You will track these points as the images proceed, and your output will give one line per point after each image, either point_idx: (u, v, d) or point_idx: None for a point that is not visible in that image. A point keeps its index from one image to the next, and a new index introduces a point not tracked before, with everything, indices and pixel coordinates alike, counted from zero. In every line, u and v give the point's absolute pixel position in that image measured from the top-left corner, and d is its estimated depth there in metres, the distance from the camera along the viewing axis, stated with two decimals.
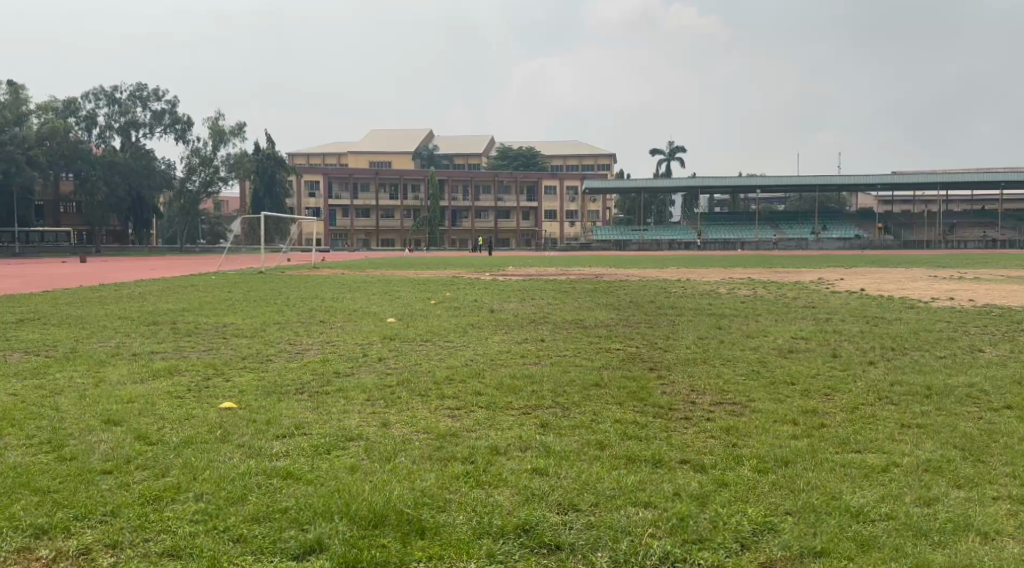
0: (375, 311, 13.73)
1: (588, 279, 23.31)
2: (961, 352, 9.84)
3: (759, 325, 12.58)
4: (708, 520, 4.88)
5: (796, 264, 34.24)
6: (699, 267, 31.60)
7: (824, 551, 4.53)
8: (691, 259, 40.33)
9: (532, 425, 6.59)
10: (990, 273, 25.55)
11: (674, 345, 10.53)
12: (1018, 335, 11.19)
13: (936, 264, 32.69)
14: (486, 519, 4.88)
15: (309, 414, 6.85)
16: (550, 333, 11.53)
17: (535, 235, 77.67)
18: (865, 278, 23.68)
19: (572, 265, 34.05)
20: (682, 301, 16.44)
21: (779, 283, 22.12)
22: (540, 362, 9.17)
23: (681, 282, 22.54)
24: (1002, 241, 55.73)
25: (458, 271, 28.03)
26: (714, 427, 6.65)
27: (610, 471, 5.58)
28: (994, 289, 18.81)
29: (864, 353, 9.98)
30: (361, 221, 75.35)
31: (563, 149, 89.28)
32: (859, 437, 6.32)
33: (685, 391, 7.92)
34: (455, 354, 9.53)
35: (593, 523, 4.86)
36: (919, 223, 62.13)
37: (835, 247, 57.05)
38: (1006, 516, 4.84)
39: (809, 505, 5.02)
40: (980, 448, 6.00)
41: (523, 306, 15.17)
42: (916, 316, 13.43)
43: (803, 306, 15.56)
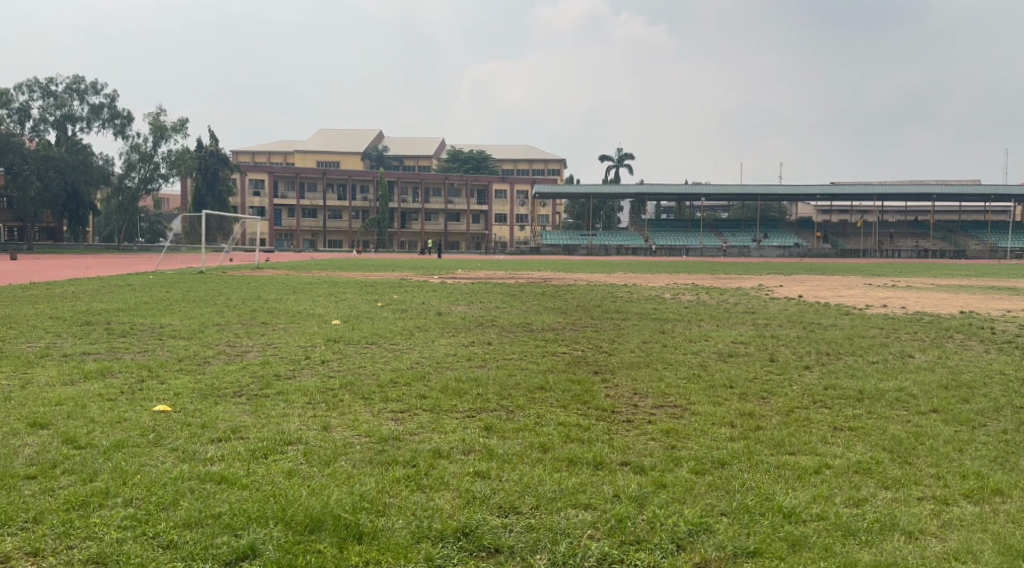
0: (320, 313, 13.54)
1: (537, 282, 23.41)
2: (892, 358, 10.15)
3: (700, 329, 12.83)
4: (645, 520, 4.94)
5: (738, 271, 34.96)
6: (646, 272, 32.00)
7: (756, 551, 4.63)
8: (637, 265, 40.77)
9: (475, 428, 6.59)
10: (923, 281, 26.47)
11: (619, 349, 10.63)
12: (945, 341, 11.63)
13: (872, 272, 33.76)
14: (425, 523, 4.85)
15: (246, 417, 6.70)
16: (495, 335, 11.56)
17: (485, 238, 77.60)
18: (804, 284, 24.32)
19: (520, 267, 34.17)
20: (627, 305, 16.64)
21: (721, 288, 22.58)
22: (485, 365, 9.16)
23: (627, 286, 22.80)
24: (934, 251, 57.72)
25: (406, 273, 27.96)
26: (655, 429, 6.76)
27: (551, 473, 5.60)
28: (925, 297, 19.51)
29: (801, 358, 10.21)
30: (308, 221, 74.42)
31: (512, 152, 89.52)
32: (793, 439, 6.48)
33: (627, 393, 8.02)
34: (400, 356, 9.49)
35: (531, 526, 4.87)
36: (854, 233, 63.95)
37: (776, 254, 58.40)
38: (930, 515, 5.02)
39: (743, 506, 5.13)
40: (907, 450, 6.22)
41: (470, 308, 15.14)
42: (850, 322, 13.87)
43: (744, 311, 15.88)
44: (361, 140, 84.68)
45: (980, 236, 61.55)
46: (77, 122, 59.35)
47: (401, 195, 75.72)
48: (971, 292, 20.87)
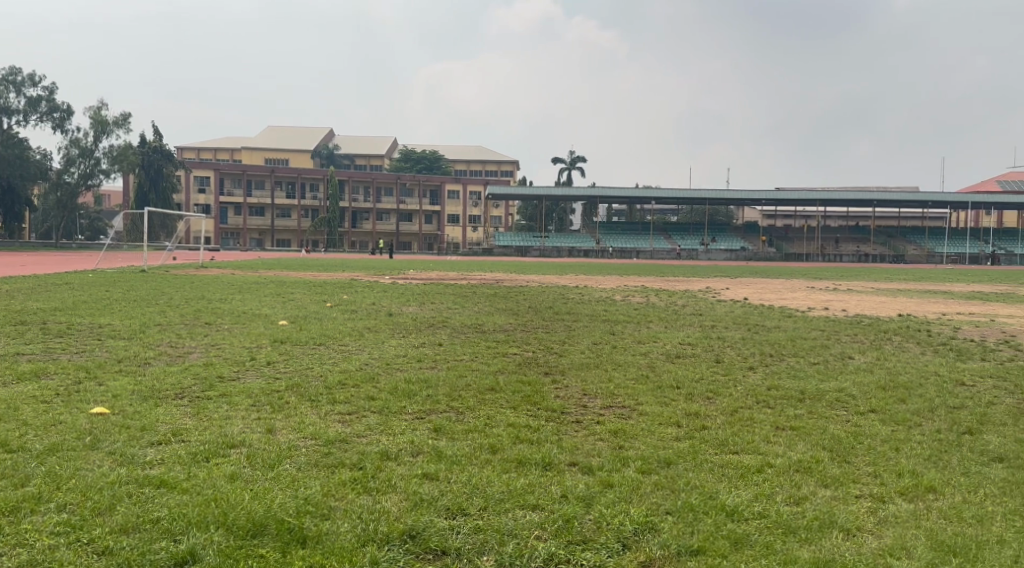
0: (267, 313, 13.34)
1: (489, 284, 23.44)
2: (833, 359, 10.44)
3: (650, 331, 12.98)
4: (592, 520, 4.98)
5: (686, 273, 35.53)
6: (597, 273, 32.31)
7: (699, 549, 4.70)
8: (588, 267, 41.05)
9: (424, 429, 6.55)
10: (863, 285, 27.24)
11: (569, 350, 10.71)
12: (884, 343, 12.00)
13: (817, 276, 34.59)
14: (371, 526, 4.80)
15: (188, 420, 6.55)
16: (447, 336, 11.54)
17: (438, 238, 77.30)
18: (750, 287, 24.80)
19: (471, 269, 34.15)
20: (579, 306, 16.78)
21: (671, 291, 22.94)
22: (435, 366, 9.14)
23: (578, 288, 22.96)
24: (874, 256, 59.40)
25: (356, 273, 27.80)
26: (604, 429, 6.81)
27: (500, 475, 5.60)
28: (866, 300, 20.11)
29: (745, 358, 10.42)
30: (255, 220, 73.16)
31: (465, 153, 89.39)
32: (737, 439, 6.59)
33: (577, 394, 8.07)
34: (349, 357, 9.41)
35: (479, 527, 4.86)
36: (798, 237, 65.55)
37: (723, 257, 59.46)
38: (867, 513, 5.15)
39: (687, 505, 5.21)
40: (846, 449, 6.36)
41: (421, 309, 15.09)
42: (793, 324, 14.19)
43: (692, 313, 16.16)
44: (311, 138, 83.59)
45: (917, 241, 63.56)
46: (13, 115, 57.43)
47: (351, 194, 74.92)
48: (909, 296, 21.57)
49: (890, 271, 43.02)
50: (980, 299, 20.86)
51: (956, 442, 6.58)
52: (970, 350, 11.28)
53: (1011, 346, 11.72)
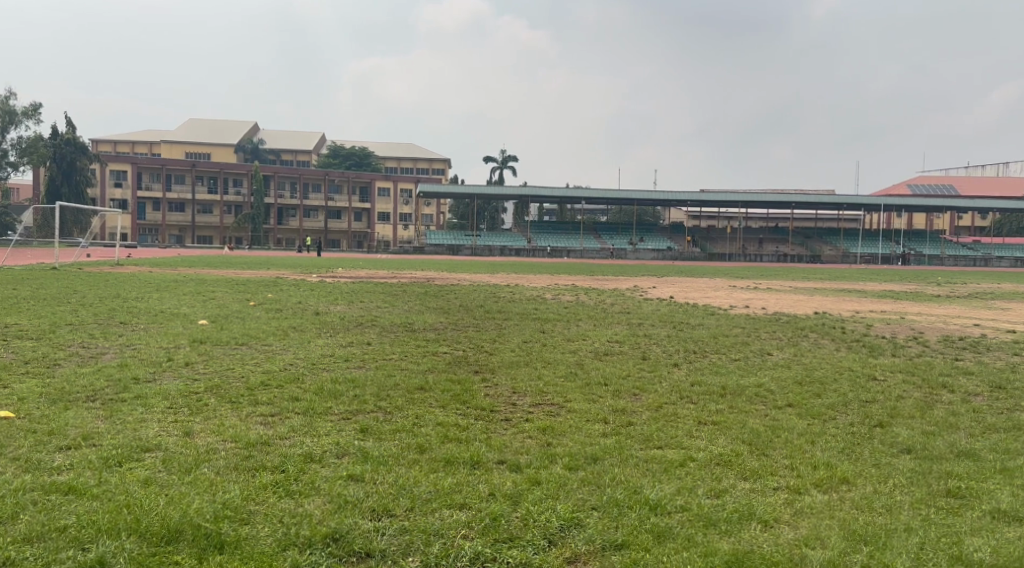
0: (186, 312, 12.89)
1: (420, 283, 23.09)
2: (753, 355, 10.74)
3: (579, 329, 13.07)
4: (519, 518, 4.98)
5: (615, 272, 35.93)
6: (528, 273, 32.39)
7: (624, 544, 4.75)
8: (516, 266, 41.03)
9: (350, 430, 6.43)
10: (784, 284, 27.92)
11: (499, 349, 10.69)
12: (801, 340, 12.38)
13: (741, 275, 35.47)
14: (292, 529, 4.70)
15: (99, 424, 6.27)
16: (376, 336, 11.38)
17: (367, 236, 76.27)
18: (676, 287, 25.16)
19: (400, 267, 33.73)
20: (510, 305, 16.79)
21: (600, 290, 23.16)
22: (363, 366, 9.00)
23: (510, 287, 22.95)
24: (793, 256, 61.38)
25: (281, 272, 27.06)
26: (532, 427, 6.82)
27: (428, 475, 5.55)
28: (787, 299, 20.64)
29: (670, 355, 10.62)
30: (175, 215, 70.83)
31: (394, 149, 88.48)
32: (662, 434, 6.72)
33: (506, 392, 8.08)
34: (272, 357, 9.19)
35: (405, 527, 4.81)
36: (722, 237, 67.23)
37: (650, 257, 60.48)
38: (784, 504, 5.32)
39: (613, 500, 5.27)
40: (764, 443, 6.56)
41: (349, 308, 14.87)
42: (716, 322, 14.50)
43: (620, 311, 16.37)
44: (235, 132, 81.31)
45: (833, 241, 65.99)
46: None
47: (277, 190, 73.26)
48: (825, 295, 22.33)
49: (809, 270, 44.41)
50: (893, 298, 21.64)
51: (868, 435, 6.85)
52: (881, 346, 11.75)
53: (919, 342, 12.27)
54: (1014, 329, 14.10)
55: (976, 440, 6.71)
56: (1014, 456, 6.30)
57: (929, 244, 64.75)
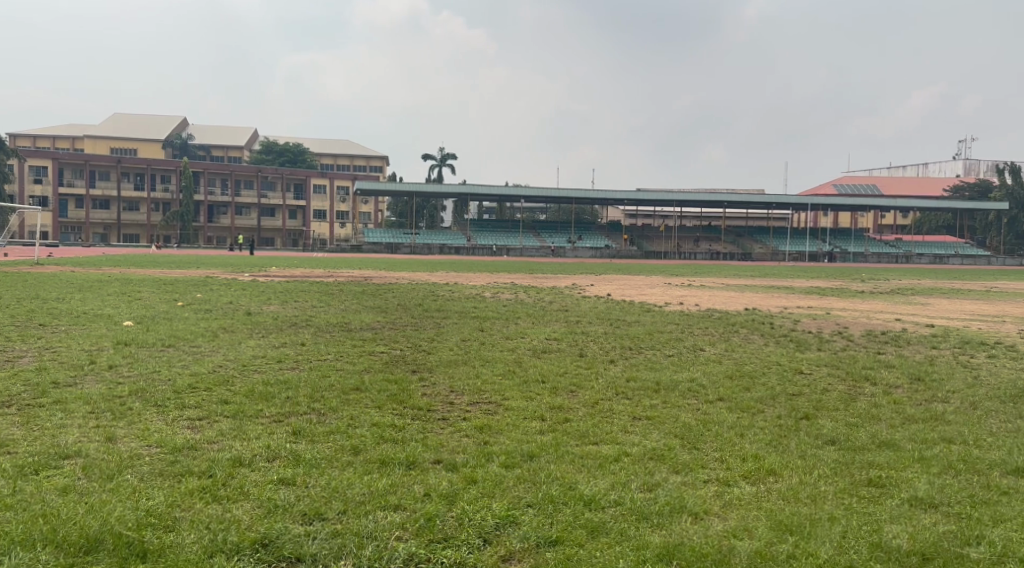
0: (111, 313, 12.44)
1: (356, 282, 22.78)
2: (686, 351, 10.99)
3: (518, 327, 13.10)
4: (454, 519, 4.96)
5: (554, 270, 36.16)
6: (468, 271, 32.27)
7: (558, 540, 4.79)
8: (454, 264, 40.85)
9: (282, 433, 6.31)
10: (716, 281, 28.47)
11: (438, 347, 10.65)
12: (732, 336, 12.68)
13: (677, 273, 36.06)
14: (219, 536, 4.59)
15: (15, 431, 6.01)
16: (310, 336, 11.18)
17: (302, 234, 74.98)
18: (613, 284, 25.38)
19: (336, 265, 33.16)
20: (447, 304, 16.67)
21: (539, 287, 23.26)
22: (297, 367, 8.85)
23: (449, 285, 22.85)
24: (726, 253, 62.76)
25: (212, 271, 26.41)
26: (469, 426, 6.80)
27: (362, 476, 5.49)
28: (720, 296, 21.12)
29: (607, 352, 10.74)
30: (99, 213, 68.35)
31: (330, 146, 87.16)
32: (597, 430, 6.78)
33: (444, 391, 8.05)
34: (200, 359, 8.94)
35: (337, 531, 4.74)
36: (657, 235, 68.30)
37: (588, 255, 61.01)
38: (714, 496, 5.43)
39: (548, 496, 5.30)
40: (696, 437, 6.69)
41: (283, 308, 14.55)
42: (652, 319, 14.71)
43: (557, 309, 16.51)
44: (163, 127, 78.95)
45: (763, 239, 67.75)
46: None
47: (207, 187, 71.37)
48: (757, 291, 22.92)
49: (741, 268, 45.33)
50: (820, 294, 22.28)
51: (794, 427, 7.06)
52: (807, 341, 12.11)
53: (844, 336, 12.69)
54: (932, 323, 14.71)
55: (896, 431, 6.97)
56: (931, 444, 6.58)
57: (854, 242, 66.99)
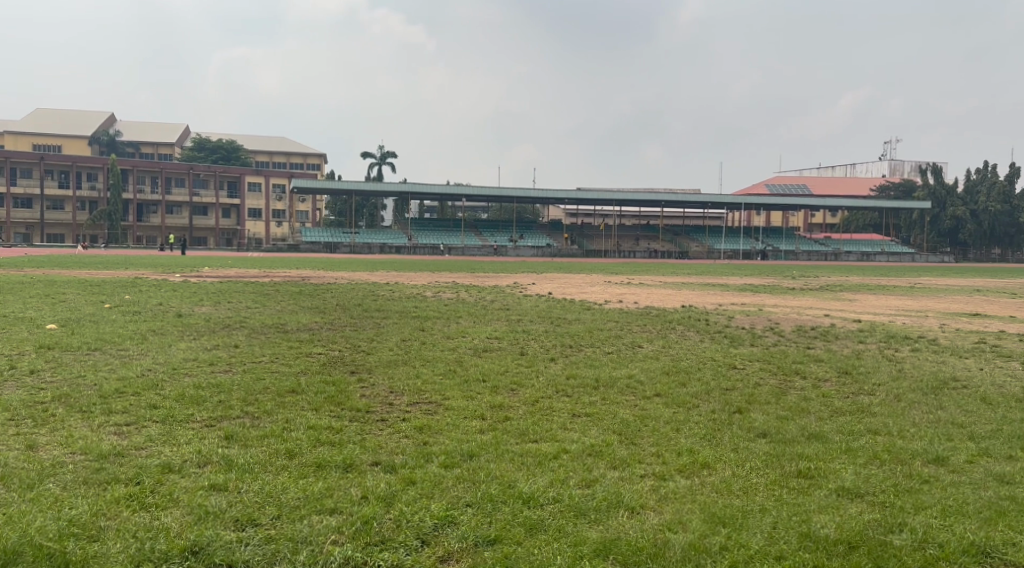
0: (32, 317, 11.94)
1: (293, 282, 22.40)
2: (625, 347, 11.14)
3: (459, 326, 13.07)
4: (391, 520, 4.91)
5: (495, 269, 36.27)
6: (408, 270, 32.10)
7: (496, 538, 4.79)
8: (394, 263, 40.44)
9: (213, 437, 6.16)
10: (653, 279, 28.91)
11: (377, 347, 10.55)
12: (669, 332, 12.89)
13: (617, 271, 36.56)
14: (146, 545, 4.46)
15: None
16: (245, 337, 10.94)
17: (237, 233, 73.35)
18: (554, 283, 25.52)
19: (272, 266, 32.51)
20: (387, 303, 16.53)
21: (480, 286, 23.26)
22: (230, 370, 8.64)
23: (389, 284, 22.71)
24: (664, 252, 63.74)
25: (141, 271, 25.74)
26: (409, 427, 6.75)
27: (297, 480, 5.39)
28: (657, 294, 21.53)
29: (547, 350, 10.81)
30: (21, 212, 65.59)
31: (266, 143, 85.48)
32: (536, 428, 6.81)
33: (383, 392, 7.96)
34: (128, 363, 8.65)
35: (271, 537, 4.65)
36: (597, 234, 68.92)
37: (530, 254, 61.17)
38: (650, 491, 5.51)
39: (487, 495, 5.29)
40: (633, 432, 6.77)
41: (217, 309, 14.23)
42: (591, 317, 14.85)
43: (498, 308, 16.55)
44: (89, 122, 76.23)
45: (700, 237, 69.03)
46: None
47: (136, 185, 69.23)
48: (693, 289, 23.30)
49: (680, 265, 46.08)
50: (754, 291, 22.81)
51: (728, 421, 7.22)
52: (741, 336, 12.39)
53: (775, 332, 13.04)
54: (859, 319, 15.21)
55: (824, 423, 7.20)
56: (857, 436, 6.81)
57: (786, 240, 68.84)
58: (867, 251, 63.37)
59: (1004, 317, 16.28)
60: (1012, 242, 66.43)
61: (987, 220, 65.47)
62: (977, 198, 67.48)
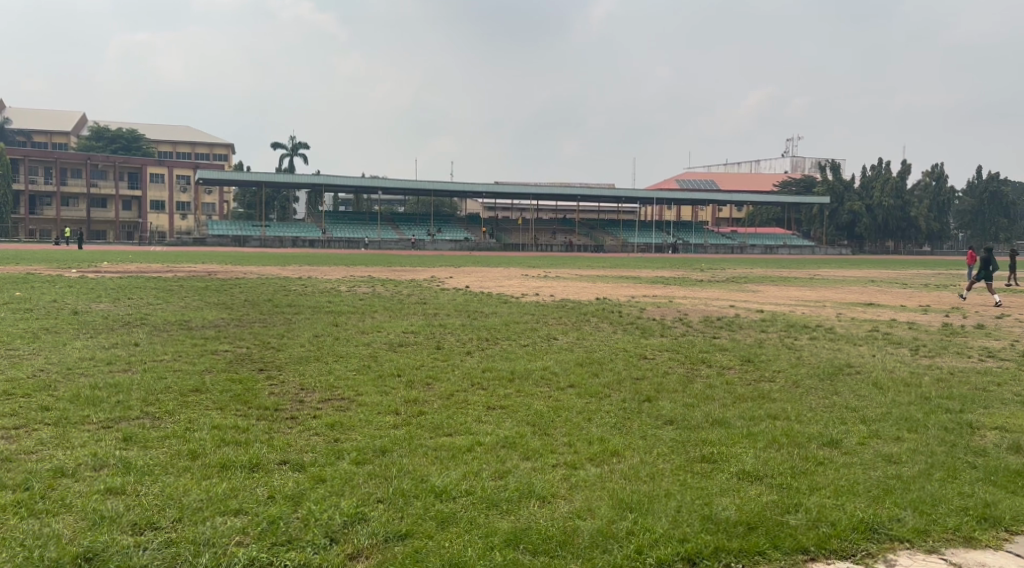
0: None
1: (198, 277, 21.59)
2: (539, 340, 11.24)
3: (373, 321, 12.89)
4: (299, 519, 4.83)
5: (410, 263, 35.97)
6: (320, 265, 31.47)
7: (407, 533, 4.77)
8: (302, 257, 39.49)
9: (110, 440, 5.90)
10: (569, 272, 29.18)
11: (287, 344, 10.30)
12: (583, 324, 13.13)
13: (531, 264, 36.82)
14: (34, 554, 4.28)
15: None
16: (145, 336, 10.49)
17: (138, 227, 70.28)
18: (471, 276, 25.38)
19: (177, 260, 31.30)
20: (298, 298, 16.16)
21: (395, 280, 23.03)
22: (130, 369, 8.29)
23: (301, 279, 22.20)
24: (581, 246, 64.47)
25: (31, 269, 22.61)
26: (320, 423, 6.64)
27: (200, 481, 5.23)
28: (570, 286, 21.85)
29: (463, 344, 10.81)
30: None
31: (170, 133, 82.19)
32: (450, 421, 6.80)
33: (294, 390, 7.77)
34: (16, 364, 8.16)
35: (171, 540, 4.52)
36: (515, 228, 69.21)
37: (448, 247, 60.88)
38: (561, 479, 5.60)
39: (399, 490, 5.27)
40: (547, 423, 6.84)
41: (115, 306, 13.61)
42: (507, 310, 14.91)
43: (414, 301, 16.47)
44: None
45: (615, 231, 70.20)
46: None
47: (28, 175, 65.54)
48: (607, 282, 23.71)
49: (596, 258, 46.64)
50: (664, 283, 23.35)
51: (638, 409, 7.41)
52: (652, 327, 12.69)
53: (684, 323, 13.41)
54: (763, 309, 15.85)
55: (728, 409, 7.48)
56: (758, 421, 7.09)
57: (696, 234, 70.82)
58: (771, 245, 65.88)
59: (896, 306, 17.21)
60: (904, 235, 70.12)
61: (881, 214, 68.91)
62: (872, 193, 70.90)
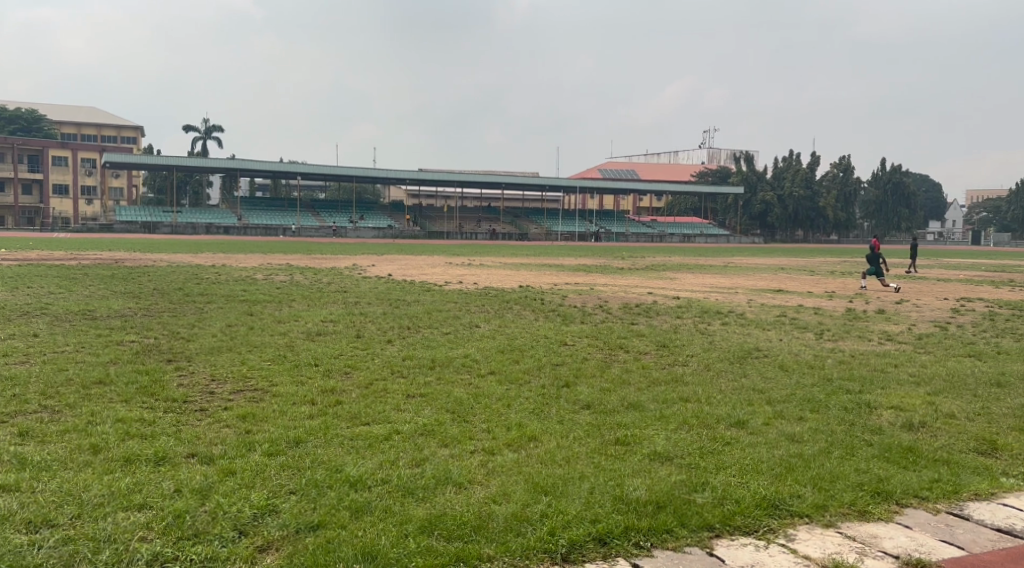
0: None
1: (105, 265, 20.63)
2: (461, 327, 11.23)
3: (290, 310, 12.61)
4: (206, 512, 4.71)
5: (332, 251, 35.34)
6: (238, 252, 30.56)
7: (320, 523, 4.72)
8: (219, 244, 38.21)
9: (6, 435, 5.64)
10: (492, 261, 29.20)
11: (198, 334, 9.98)
12: (506, 311, 13.18)
13: (455, 252, 36.69)
14: None
15: None
16: (44, 326, 9.99)
17: (41, 212, 66.75)
18: (393, 264, 25.07)
19: (84, 248, 29.85)
20: (211, 287, 15.66)
21: (316, 268, 22.59)
22: (26, 361, 7.89)
23: (216, 267, 21.51)
24: (505, 233, 64.46)
25: None
26: (231, 415, 6.47)
27: (103, 476, 5.04)
28: (494, 273, 21.91)
29: (383, 332, 10.72)
30: None
31: (74, 113, 78.19)
32: (368, 410, 6.74)
33: (204, 381, 7.56)
34: None
35: (68, 537, 4.34)
36: (439, 217, 68.77)
37: (370, 235, 59.98)
38: (478, 466, 5.63)
39: (312, 481, 5.19)
40: (465, 410, 6.87)
41: (12, 295, 12.92)
42: (429, 299, 14.80)
43: (335, 290, 16.22)
44: None
45: (538, 220, 70.54)
46: None
47: None
48: (528, 269, 23.83)
49: (519, 247, 46.75)
50: (585, 271, 23.66)
51: (556, 394, 7.50)
52: (572, 314, 12.86)
53: (603, 309, 13.63)
54: (679, 295, 16.26)
55: (642, 393, 7.65)
56: (670, 404, 7.28)
57: (617, 222, 71.71)
58: (689, 233, 67.35)
59: (805, 292, 17.89)
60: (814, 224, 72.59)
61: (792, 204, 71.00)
62: (783, 184, 73.25)
